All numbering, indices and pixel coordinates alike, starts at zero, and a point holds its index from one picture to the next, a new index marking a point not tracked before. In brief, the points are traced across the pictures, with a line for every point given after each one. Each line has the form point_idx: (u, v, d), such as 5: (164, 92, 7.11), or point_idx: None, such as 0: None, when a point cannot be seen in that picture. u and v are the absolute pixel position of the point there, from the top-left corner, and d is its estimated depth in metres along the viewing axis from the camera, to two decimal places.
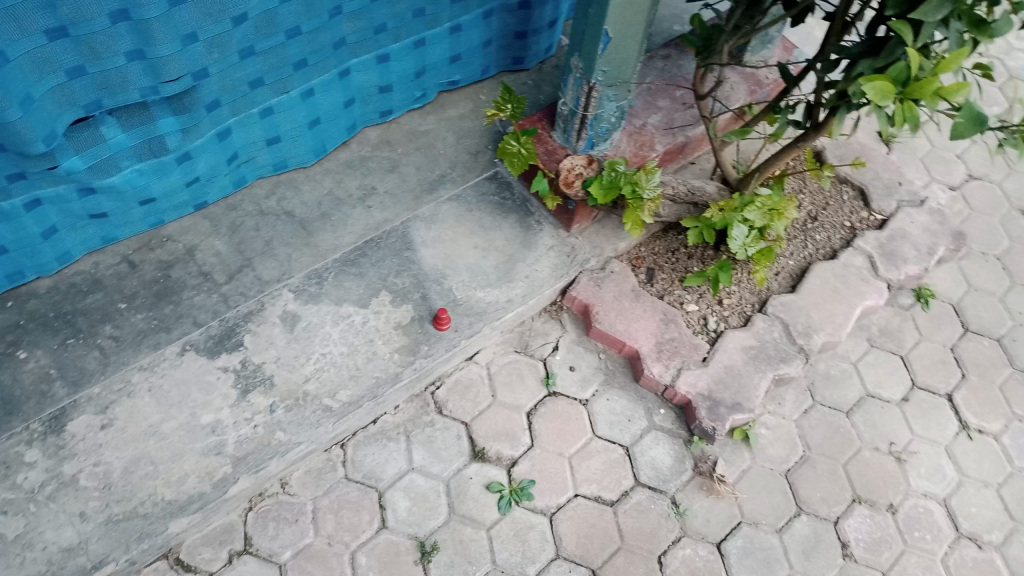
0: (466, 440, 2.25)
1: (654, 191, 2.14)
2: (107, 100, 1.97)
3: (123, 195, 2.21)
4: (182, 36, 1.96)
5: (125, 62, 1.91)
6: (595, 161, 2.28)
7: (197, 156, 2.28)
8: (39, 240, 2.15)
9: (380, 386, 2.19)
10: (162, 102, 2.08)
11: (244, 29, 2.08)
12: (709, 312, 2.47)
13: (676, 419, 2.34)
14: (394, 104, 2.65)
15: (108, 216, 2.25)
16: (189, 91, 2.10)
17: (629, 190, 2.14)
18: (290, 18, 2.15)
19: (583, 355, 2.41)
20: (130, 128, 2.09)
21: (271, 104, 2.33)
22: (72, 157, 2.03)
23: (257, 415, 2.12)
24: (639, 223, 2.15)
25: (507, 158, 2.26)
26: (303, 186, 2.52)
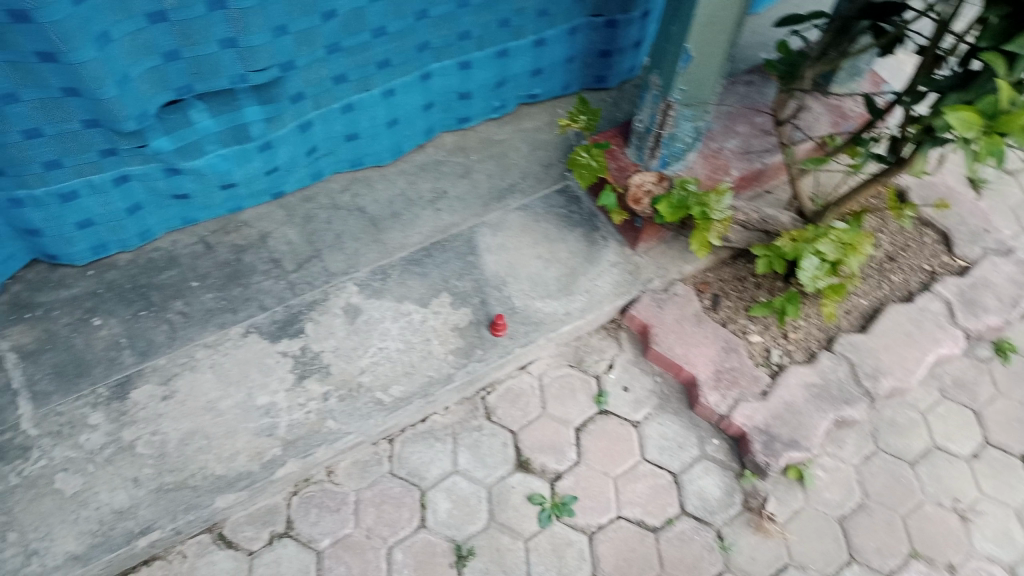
0: (512, 449, 2.24)
1: (723, 214, 2.10)
2: (198, 86, 2.05)
3: (206, 179, 2.29)
4: (273, 28, 2.03)
5: (217, 49, 1.99)
6: (665, 180, 2.28)
7: (278, 146, 2.35)
8: (123, 215, 2.26)
9: (432, 385, 2.21)
10: (249, 91, 2.16)
11: (333, 25, 2.14)
12: (773, 345, 2.40)
13: (728, 451, 2.29)
14: (472, 112, 2.68)
15: (190, 198, 2.33)
16: (277, 82, 2.17)
17: (697, 211, 2.10)
18: (378, 17, 2.20)
19: (638, 376, 2.38)
20: (218, 114, 2.17)
21: (353, 100, 2.39)
22: (161, 138, 2.12)
23: (311, 401, 2.16)
24: (705, 244, 2.11)
25: (576, 170, 2.24)
26: (377, 184, 2.57)
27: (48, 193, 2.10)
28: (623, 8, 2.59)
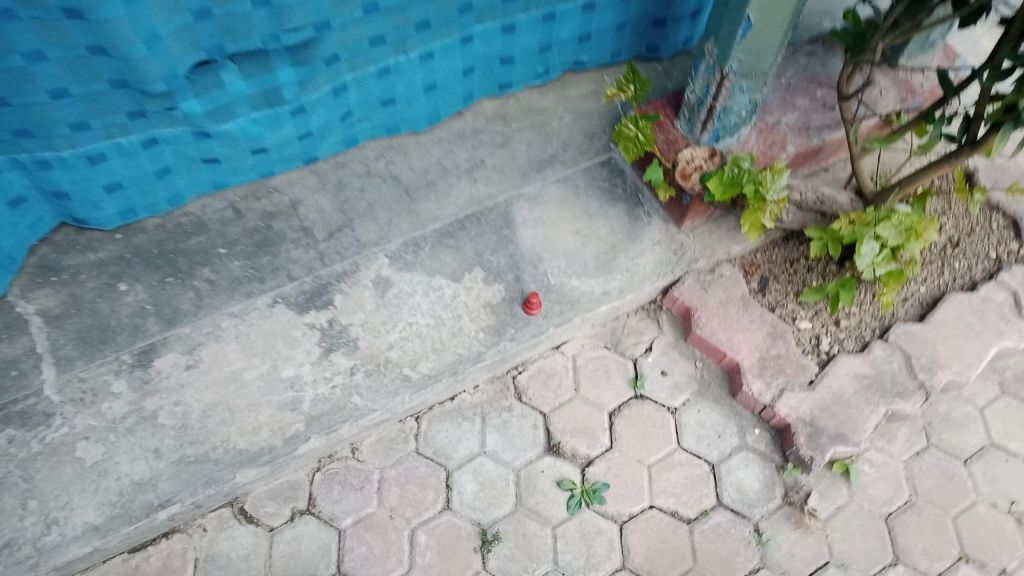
0: (542, 432, 2.16)
1: (779, 194, 1.96)
2: (230, 45, 1.96)
3: (237, 143, 2.21)
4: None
5: (249, 8, 1.90)
6: (717, 155, 2.14)
7: (312, 110, 2.25)
8: (152, 179, 2.19)
9: (461, 364, 2.14)
10: (283, 51, 2.05)
11: None
12: (822, 332, 2.28)
13: (771, 442, 2.17)
14: (514, 78, 2.55)
15: (221, 162, 2.25)
16: (311, 43, 2.07)
17: (750, 190, 1.98)
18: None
19: (678, 360, 2.27)
20: (250, 76, 2.07)
21: (390, 64, 2.26)
22: (191, 100, 2.03)
23: (337, 376, 2.10)
24: (757, 226, 1.98)
25: (622, 143, 2.13)
26: (413, 152, 2.46)
27: (76, 155, 2.04)
28: None
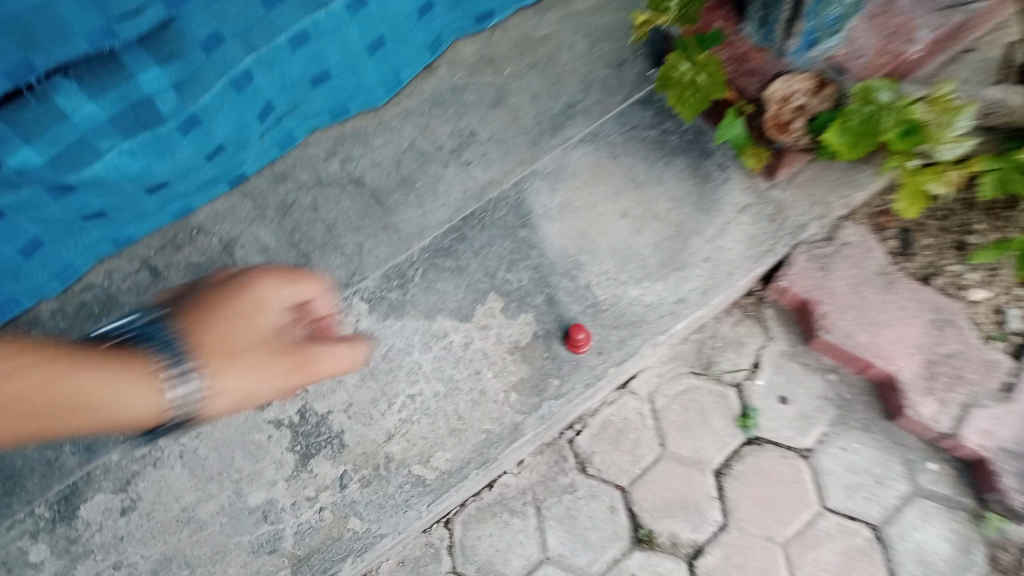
0: (625, 516, 1.52)
1: (953, 148, 1.34)
2: (41, 58, 1.28)
3: (122, 186, 1.50)
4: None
5: None
6: (826, 87, 1.43)
7: (213, 118, 1.50)
8: (18, 260, 1.53)
9: (491, 447, 1.50)
10: (134, 46, 1.35)
11: None
12: (1008, 300, 1.54)
13: (957, 481, 1.49)
14: (495, 3, 1.69)
15: (109, 214, 1.57)
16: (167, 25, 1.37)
17: (903, 142, 1.34)
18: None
19: (799, 378, 1.58)
20: (101, 88, 1.34)
21: (307, 26, 1.46)
22: (22, 149, 1.31)
23: (322, 494, 1.49)
24: (921, 198, 1.38)
25: (677, 93, 1.47)
26: (375, 139, 1.74)
27: None
28: None
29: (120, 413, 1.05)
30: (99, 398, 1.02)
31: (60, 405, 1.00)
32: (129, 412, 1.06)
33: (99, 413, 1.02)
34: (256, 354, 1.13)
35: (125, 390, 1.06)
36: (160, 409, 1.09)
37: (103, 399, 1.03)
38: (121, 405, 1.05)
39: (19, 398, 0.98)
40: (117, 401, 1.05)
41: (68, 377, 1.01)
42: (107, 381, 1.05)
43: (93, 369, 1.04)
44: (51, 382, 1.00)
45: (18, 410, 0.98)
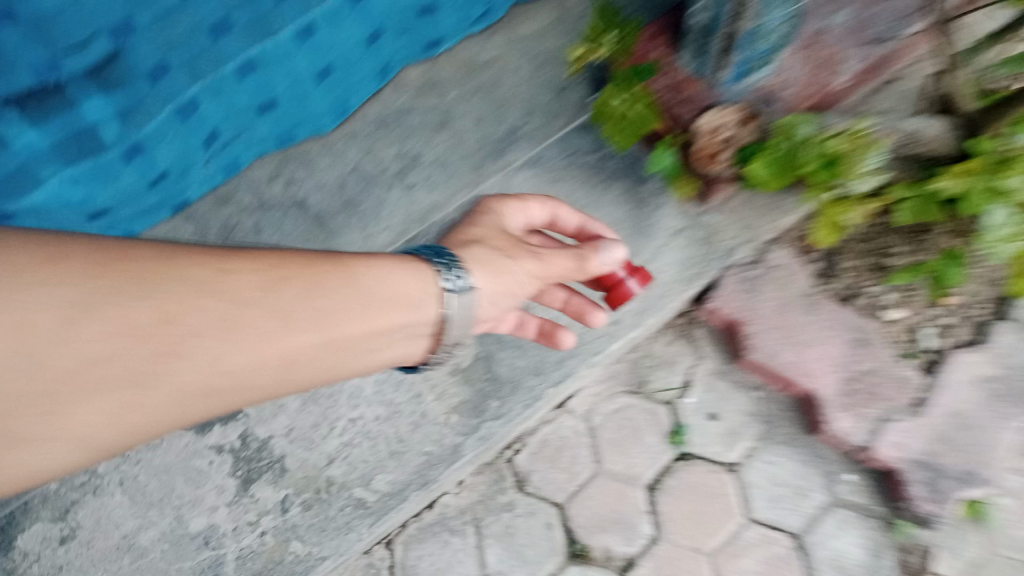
0: (560, 532, 1.58)
1: (863, 182, 1.44)
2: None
3: (120, 185, 1.58)
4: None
5: None
6: (752, 120, 1.53)
7: (205, 103, 1.53)
8: None
9: (432, 468, 1.54)
10: (77, 76, 1.40)
11: None
12: (923, 321, 1.62)
13: (872, 491, 1.58)
14: (445, 32, 1.72)
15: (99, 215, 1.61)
16: (112, 57, 1.42)
17: (827, 174, 1.46)
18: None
19: (730, 394, 1.64)
20: (106, 83, 1.44)
21: (253, 56, 1.51)
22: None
23: (264, 518, 1.51)
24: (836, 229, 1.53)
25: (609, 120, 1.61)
26: (319, 160, 1.78)
27: None
28: None
29: (370, 304, 1.04)
30: (337, 313, 1.01)
31: (296, 317, 0.98)
32: (393, 295, 1.07)
33: (380, 319, 1.05)
34: (478, 244, 1.20)
35: (380, 292, 1.06)
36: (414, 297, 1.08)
37: (359, 292, 1.04)
38: (388, 305, 1.05)
39: (245, 320, 0.94)
40: (375, 287, 1.06)
41: (295, 288, 1.00)
42: (337, 295, 1.02)
43: (331, 270, 1.04)
44: (192, 296, 0.92)
45: (226, 331, 0.93)
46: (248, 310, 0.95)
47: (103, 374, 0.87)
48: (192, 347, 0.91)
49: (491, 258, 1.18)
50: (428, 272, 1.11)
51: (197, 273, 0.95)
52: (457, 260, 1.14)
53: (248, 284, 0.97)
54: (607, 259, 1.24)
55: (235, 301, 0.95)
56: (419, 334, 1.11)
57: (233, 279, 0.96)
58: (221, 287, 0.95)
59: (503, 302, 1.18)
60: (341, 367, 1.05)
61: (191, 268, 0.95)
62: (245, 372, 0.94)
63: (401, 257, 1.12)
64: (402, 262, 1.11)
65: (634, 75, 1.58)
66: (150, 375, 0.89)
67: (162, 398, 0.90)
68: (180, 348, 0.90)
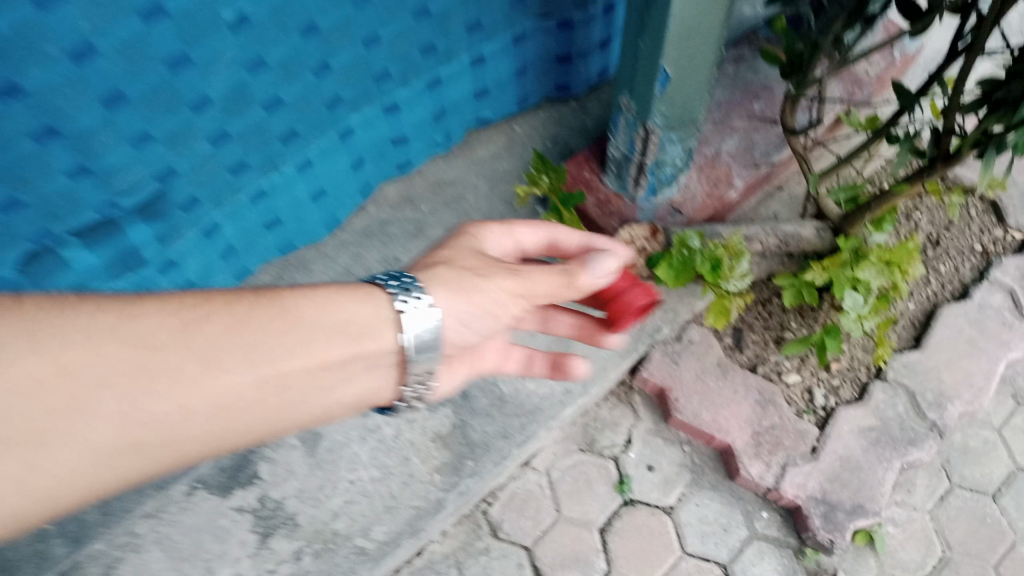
0: (529, 570, 1.88)
1: (740, 281, 1.80)
2: (60, 226, 1.57)
3: (154, 292, 1.84)
4: (142, 9, 1.35)
5: (66, 183, 1.50)
6: (660, 233, 1.96)
7: (226, 224, 1.86)
8: None
9: (421, 519, 1.85)
10: (130, 213, 1.66)
11: (157, 149, 1.58)
12: (815, 384, 2.04)
13: (783, 524, 1.92)
14: (413, 155, 2.17)
15: None
16: (159, 196, 1.68)
17: (712, 277, 1.83)
18: (306, 11, 1.61)
19: (663, 449, 2.01)
20: (154, 218, 1.71)
21: (263, 185, 1.86)
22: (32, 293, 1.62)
23: (281, 565, 1.80)
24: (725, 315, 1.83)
25: None
26: (315, 267, 2.07)
27: None
28: (577, 2, 2.05)
29: (314, 334, 1.08)
30: (269, 348, 1.03)
31: (227, 353, 1.00)
32: (336, 323, 1.10)
33: (321, 350, 1.07)
34: (443, 264, 1.25)
35: (320, 321, 1.09)
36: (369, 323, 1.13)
37: (299, 320, 1.07)
38: (321, 334, 1.08)
39: (159, 365, 0.95)
40: (316, 315, 1.09)
41: (218, 327, 1.01)
42: (264, 334, 1.04)
43: (262, 301, 1.07)
44: (98, 342, 0.93)
45: (144, 372, 0.94)
46: (161, 352, 0.95)
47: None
48: (112, 395, 0.91)
49: (457, 278, 1.22)
50: (380, 295, 1.16)
51: (99, 319, 0.94)
52: (418, 282, 1.19)
53: (165, 325, 0.97)
54: (598, 276, 1.30)
55: (147, 345, 0.95)
56: (382, 364, 1.17)
57: (146, 321, 0.97)
58: (127, 330, 0.95)
59: (477, 322, 1.23)
60: (287, 415, 1.07)
61: (87, 312, 0.94)
62: (168, 420, 0.94)
63: (354, 286, 1.16)
64: (351, 289, 1.15)
65: (561, 203, 1.93)
66: (53, 433, 0.88)
67: (70, 456, 0.89)
68: (90, 402, 0.90)
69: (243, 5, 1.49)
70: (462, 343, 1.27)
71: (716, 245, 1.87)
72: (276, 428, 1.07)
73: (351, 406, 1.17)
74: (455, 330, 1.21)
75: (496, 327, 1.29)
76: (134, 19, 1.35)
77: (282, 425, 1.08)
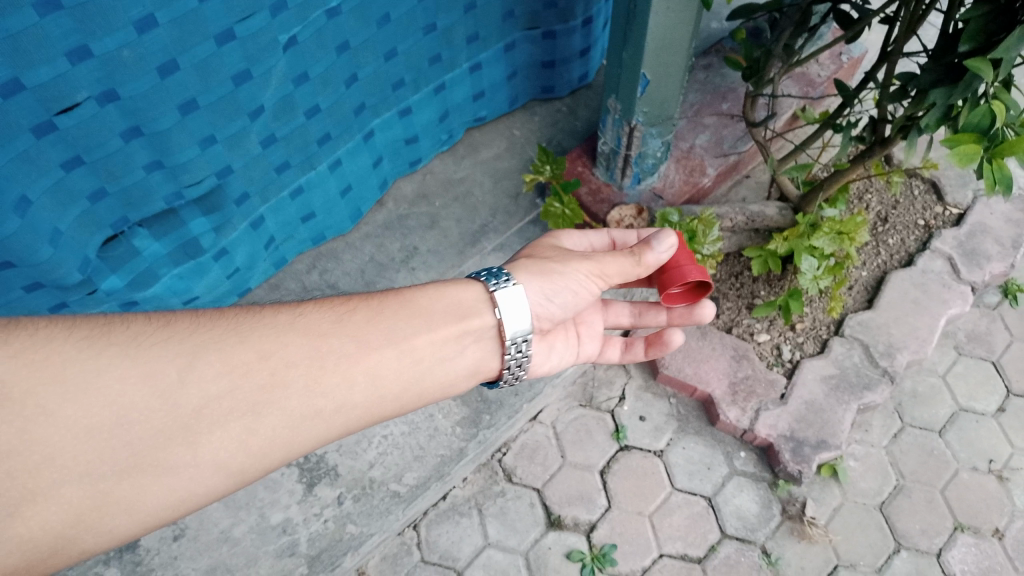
0: (540, 508, 2.17)
1: (710, 246, 2.08)
2: (134, 214, 1.83)
3: (209, 278, 2.11)
4: (216, 34, 1.65)
5: (144, 175, 1.77)
6: (645, 212, 2.26)
7: (268, 217, 2.16)
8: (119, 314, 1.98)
9: (446, 465, 2.13)
10: (191, 205, 1.94)
11: (217, 150, 1.87)
12: (782, 341, 2.34)
13: (758, 462, 2.22)
14: (423, 153, 2.47)
15: (201, 298, 2.13)
16: (215, 190, 1.95)
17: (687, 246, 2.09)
18: (340, 33, 1.93)
19: (653, 402, 2.32)
20: (211, 210, 1.99)
21: (301, 182, 2.16)
22: (110, 277, 1.89)
23: (326, 509, 2.07)
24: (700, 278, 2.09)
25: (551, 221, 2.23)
26: (344, 255, 2.36)
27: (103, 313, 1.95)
28: (560, 16, 2.37)
29: (435, 319, 1.35)
30: (400, 332, 1.32)
31: (371, 335, 1.30)
32: (446, 307, 1.38)
33: (441, 329, 1.35)
34: (528, 258, 1.53)
35: (434, 307, 1.37)
36: (477, 305, 1.40)
37: (421, 309, 1.35)
38: (436, 320, 1.35)
39: (328, 348, 1.26)
40: (435, 306, 1.37)
41: (361, 316, 1.32)
42: (396, 321, 1.33)
43: (389, 296, 1.37)
44: (282, 337, 1.24)
45: (318, 354, 1.25)
46: (328, 337, 1.27)
47: (230, 405, 1.17)
48: (298, 373, 1.22)
49: (540, 266, 1.50)
50: (478, 284, 1.43)
51: (275, 319, 1.26)
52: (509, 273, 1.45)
53: (323, 319, 1.29)
54: (665, 247, 1.51)
55: (314, 333, 1.26)
56: (486, 338, 1.41)
57: (313, 316, 1.29)
58: (301, 324, 1.27)
59: (559, 295, 1.50)
60: (424, 383, 1.33)
61: (276, 316, 1.27)
62: (337, 389, 1.24)
63: (461, 280, 1.44)
64: (459, 282, 1.43)
65: (561, 189, 2.23)
66: (261, 404, 1.19)
67: (275, 420, 1.20)
68: (282, 379, 1.21)
69: (295, 30, 1.80)
70: (550, 317, 1.52)
71: (691, 219, 2.13)
72: (417, 397, 1.35)
73: (471, 376, 1.41)
74: (540, 302, 1.48)
75: (582, 303, 1.55)
76: (211, 43, 1.66)
77: (420, 395, 1.35)
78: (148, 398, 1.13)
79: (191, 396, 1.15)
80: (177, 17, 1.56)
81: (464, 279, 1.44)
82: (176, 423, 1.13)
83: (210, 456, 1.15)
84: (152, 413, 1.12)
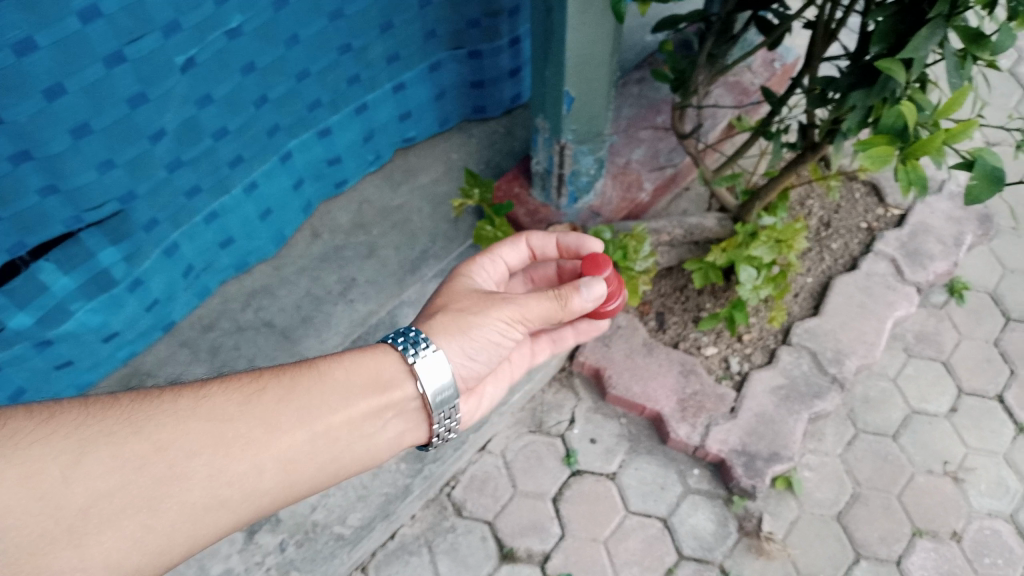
0: (492, 541, 2.10)
1: (642, 262, 2.03)
2: (31, 239, 1.74)
3: (125, 312, 2.02)
4: (105, 56, 1.60)
5: (38, 200, 1.69)
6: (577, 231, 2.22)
7: (183, 243, 2.08)
8: (31, 354, 1.88)
9: (391, 503, 2.06)
10: (95, 233, 1.86)
11: (117, 176, 1.80)
12: (730, 353, 2.31)
13: (712, 478, 2.18)
14: (348, 173, 2.41)
15: (121, 334, 2.05)
16: (121, 216, 1.88)
17: (621, 263, 2.05)
18: (244, 54, 1.87)
19: (603, 423, 2.27)
20: (119, 239, 1.91)
21: (215, 207, 2.09)
22: (17, 315, 1.80)
23: (268, 556, 1.98)
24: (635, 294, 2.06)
25: (484, 243, 2.19)
26: (279, 290, 2.29)
27: (20, 351, 1.86)
28: (484, 35, 2.34)
29: (350, 393, 1.35)
30: (315, 410, 1.31)
31: (279, 417, 1.28)
32: (366, 378, 1.38)
33: (358, 404, 1.35)
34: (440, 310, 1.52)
35: (350, 381, 1.36)
36: (385, 377, 1.39)
37: (333, 382, 1.35)
38: (354, 395, 1.35)
39: (233, 433, 1.23)
40: (347, 378, 1.36)
41: (273, 396, 1.29)
42: (310, 398, 1.32)
43: (306, 370, 1.35)
44: (185, 423, 1.20)
45: (223, 443, 1.21)
46: (233, 422, 1.24)
47: (122, 503, 1.12)
48: (202, 463, 1.19)
49: (456, 321, 1.49)
50: (393, 352, 1.42)
51: (176, 405, 1.21)
52: (424, 335, 1.44)
53: (229, 400, 1.26)
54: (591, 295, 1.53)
55: (219, 418, 1.23)
56: (409, 409, 1.42)
57: (218, 395, 1.26)
58: (205, 409, 1.23)
59: (481, 353, 1.51)
60: (340, 462, 1.33)
61: (176, 402, 1.22)
62: (244, 477, 1.22)
63: (366, 346, 1.43)
64: (369, 350, 1.42)
65: (493, 212, 2.19)
66: (160, 497, 1.15)
67: (175, 514, 1.16)
68: (183, 472, 1.17)
69: (193, 51, 1.75)
70: (474, 372, 1.55)
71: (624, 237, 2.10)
72: (332, 474, 1.34)
73: (391, 448, 1.42)
74: (461, 362, 1.50)
75: (506, 350, 1.56)
76: (100, 65, 1.60)
77: (334, 472, 1.34)
78: (27, 501, 1.06)
79: (76, 496, 1.09)
80: (60, 39, 1.51)
81: (375, 351, 1.41)
82: (60, 525, 1.08)
83: (101, 557, 1.10)
84: (33, 517, 1.06)
